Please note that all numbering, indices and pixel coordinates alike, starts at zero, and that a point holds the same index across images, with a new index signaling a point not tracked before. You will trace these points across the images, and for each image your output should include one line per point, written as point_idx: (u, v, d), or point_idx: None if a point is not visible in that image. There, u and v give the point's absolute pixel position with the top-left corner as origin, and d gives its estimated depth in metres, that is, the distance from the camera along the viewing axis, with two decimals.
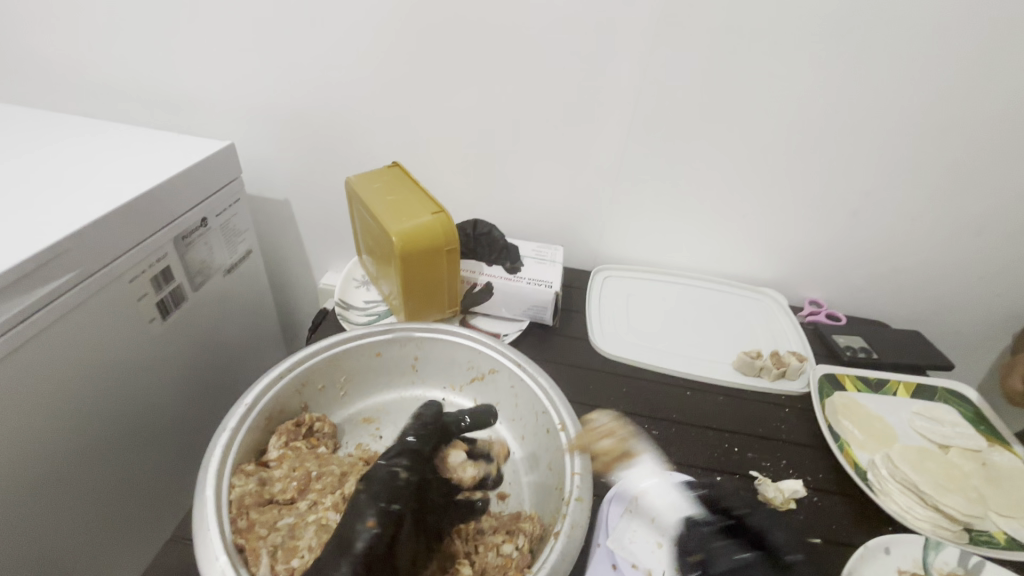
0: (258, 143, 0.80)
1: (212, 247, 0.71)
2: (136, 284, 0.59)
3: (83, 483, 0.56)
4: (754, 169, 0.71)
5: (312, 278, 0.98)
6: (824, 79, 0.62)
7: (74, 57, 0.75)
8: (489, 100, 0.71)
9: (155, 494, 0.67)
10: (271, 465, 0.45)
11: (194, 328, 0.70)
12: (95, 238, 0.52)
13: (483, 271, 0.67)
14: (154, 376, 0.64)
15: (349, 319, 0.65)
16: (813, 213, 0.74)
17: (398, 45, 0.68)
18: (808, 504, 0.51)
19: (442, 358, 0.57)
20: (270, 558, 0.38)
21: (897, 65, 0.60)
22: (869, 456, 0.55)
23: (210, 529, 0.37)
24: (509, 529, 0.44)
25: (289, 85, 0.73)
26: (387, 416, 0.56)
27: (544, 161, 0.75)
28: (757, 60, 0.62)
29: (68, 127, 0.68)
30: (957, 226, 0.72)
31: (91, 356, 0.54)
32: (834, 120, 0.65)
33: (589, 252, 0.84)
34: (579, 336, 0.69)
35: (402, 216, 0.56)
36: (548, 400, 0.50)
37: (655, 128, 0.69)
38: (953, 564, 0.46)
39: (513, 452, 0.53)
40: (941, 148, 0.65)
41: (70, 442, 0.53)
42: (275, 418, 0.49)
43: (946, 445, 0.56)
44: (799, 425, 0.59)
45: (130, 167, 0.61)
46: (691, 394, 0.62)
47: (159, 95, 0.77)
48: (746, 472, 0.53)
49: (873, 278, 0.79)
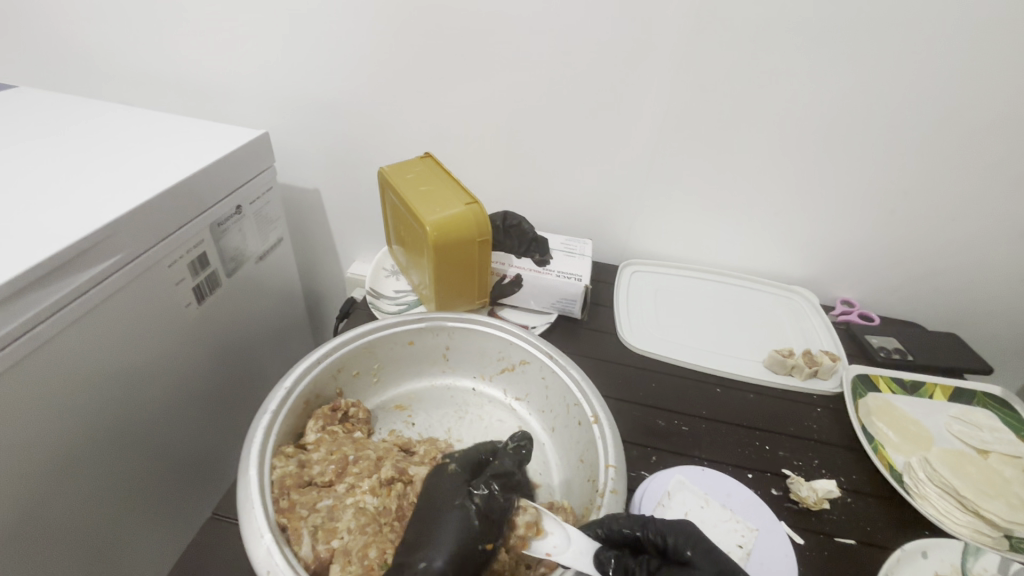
0: (290, 132, 0.81)
1: (245, 234, 0.73)
2: (174, 269, 0.60)
3: (125, 462, 0.58)
4: (788, 164, 0.69)
5: (338, 267, 0.99)
6: (865, 73, 0.60)
7: (114, 47, 0.77)
8: (521, 93, 0.71)
9: (193, 474, 0.70)
10: (309, 448, 0.46)
11: (226, 314, 0.71)
12: (134, 223, 0.53)
13: (511, 263, 0.67)
14: (190, 361, 0.65)
15: (379, 308, 0.66)
16: (848, 210, 0.72)
17: (431, 37, 0.68)
18: (841, 504, 0.50)
19: (473, 349, 0.57)
20: (311, 537, 0.38)
21: (942, 58, 0.58)
22: (904, 458, 0.55)
23: (254, 508, 0.37)
24: None
25: (322, 75, 0.74)
26: (419, 404, 0.56)
27: (573, 154, 0.75)
28: (795, 53, 0.61)
29: (108, 116, 0.69)
30: (1001, 227, 0.69)
31: (132, 339, 0.56)
32: (874, 116, 0.63)
33: (616, 246, 0.83)
34: (607, 330, 0.69)
35: (434, 206, 0.56)
36: (580, 393, 0.50)
37: (688, 122, 0.68)
38: (993, 571, 0.45)
39: (543, 444, 0.53)
40: (987, 146, 0.63)
41: (114, 422, 0.56)
42: (312, 402, 0.50)
43: (986, 450, 0.55)
44: (832, 424, 0.58)
45: (166, 155, 0.62)
46: (721, 391, 0.61)
47: (193, 84, 0.78)
48: (778, 470, 0.53)
49: (909, 278, 0.77)
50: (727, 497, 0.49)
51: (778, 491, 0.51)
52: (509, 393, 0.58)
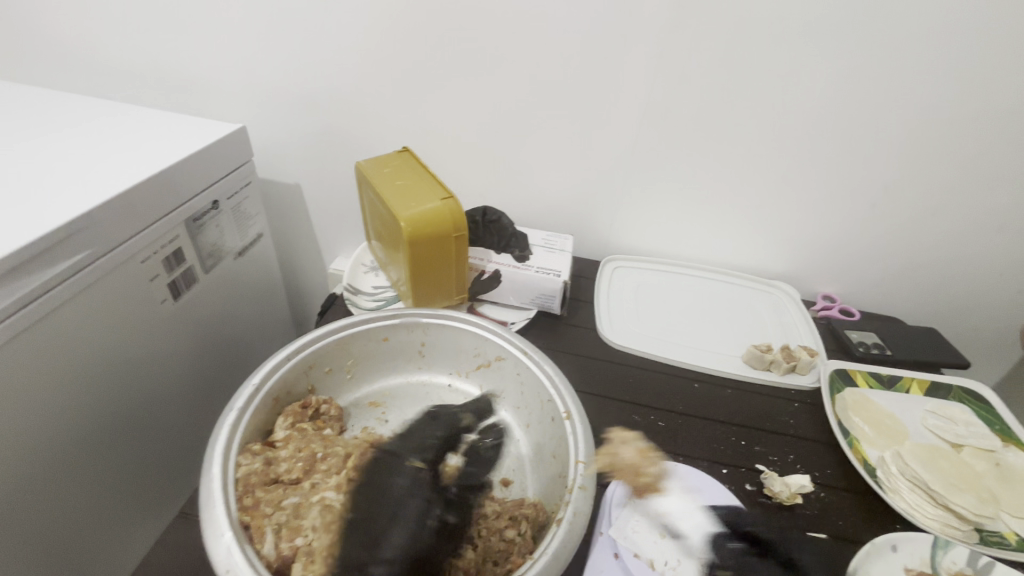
0: (269, 126, 0.80)
1: (222, 229, 0.72)
2: (148, 265, 0.59)
3: (98, 458, 0.57)
4: (769, 160, 0.69)
5: (321, 263, 0.99)
6: (845, 68, 0.60)
7: (91, 39, 0.75)
8: (501, 86, 0.70)
9: (168, 471, 0.69)
10: (278, 445, 0.46)
11: (204, 310, 0.71)
12: (105, 218, 0.52)
13: (491, 259, 0.66)
14: (166, 357, 0.65)
15: (357, 304, 0.65)
16: (830, 205, 0.72)
17: (410, 30, 0.67)
18: (813, 499, 0.50)
19: (449, 345, 0.57)
20: (274, 535, 0.38)
21: (921, 53, 0.58)
22: (878, 453, 0.55)
23: (216, 506, 0.37)
24: (511, 515, 0.43)
25: (302, 69, 0.73)
26: (393, 400, 0.56)
27: (555, 149, 0.74)
28: (776, 47, 0.60)
29: (79, 108, 0.68)
30: (979, 222, 0.70)
31: (105, 335, 0.55)
32: (854, 111, 0.63)
33: (599, 241, 0.83)
34: (587, 326, 0.69)
35: (410, 201, 0.56)
36: (554, 389, 0.50)
37: (669, 117, 0.68)
38: (961, 564, 0.45)
39: (517, 441, 0.53)
40: (965, 141, 0.63)
41: (87, 419, 0.55)
42: (282, 400, 0.50)
43: (959, 444, 0.56)
44: (808, 420, 0.58)
45: (141, 149, 0.62)
46: (699, 386, 0.62)
47: (171, 77, 0.77)
48: (752, 465, 0.53)
49: (889, 274, 0.77)
50: (700, 493, 0.49)
51: (751, 486, 0.51)
52: (485, 389, 0.57)
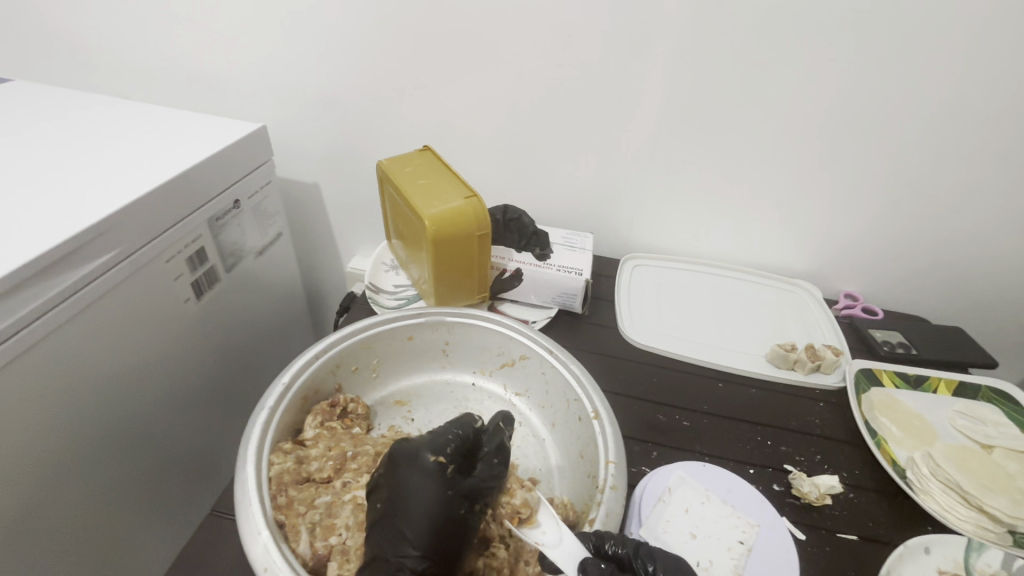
0: (288, 126, 0.80)
1: (243, 228, 0.72)
2: (172, 264, 0.60)
3: (125, 456, 0.58)
4: (792, 157, 0.69)
5: (339, 262, 0.99)
6: (872, 64, 0.59)
7: (113, 40, 0.76)
8: (521, 85, 0.70)
9: (193, 468, 0.70)
10: (308, 444, 0.46)
11: (226, 309, 0.71)
12: (130, 219, 0.53)
13: (512, 257, 0.66)
14: (190, 356, 0.65)
15: (378, 303, 0.65)
16: (854, 202, 0.71)
17: (430, 29, 0.67)
18: (843, 499, 0.50)
19: (473, 344, 0.57)
20: (309, 534, 0.38)
21: (950, 48, 0.57)
22: (907, 453, 0.54)
23: (252, 505, 0.37)
24: None
25: (321, 68, 0.73)
26: (418, 399, 0.56)
27: (574, 148, 0.74)
28: (800, 44, 0.59)
29: (103, 110, 0.69)
30: (1008, 219, 0.69)
31: (131, 334, 0.56)
32: (881, 109, 0.62)
33: (618, 240, 0.83)
34: (608, 324, 0.69)
35: (434, 200, 0.56)
36: (581, 388, 0.49)
37: (691, 115, 0.67)
38: (995, 567, 0.44)
39: (543, 439, 0.53)
40: (995, 137, 0.62)
41: (114, 417, 0.56)
42: (310, 398, 0.50)
43: (990, 445, 0.55)
44: (835, 420, 0.58)
45: (164, 149, 0.62)
46: (723, 385, 0.61)
47: (191, 78, 0.78)
48: (780, 466, 0.52)
49: (914, 271, 0.76)
50: (729, 494, 0.48)
51: (779, 487, 0.50)
52: (509, 388, 0.57)
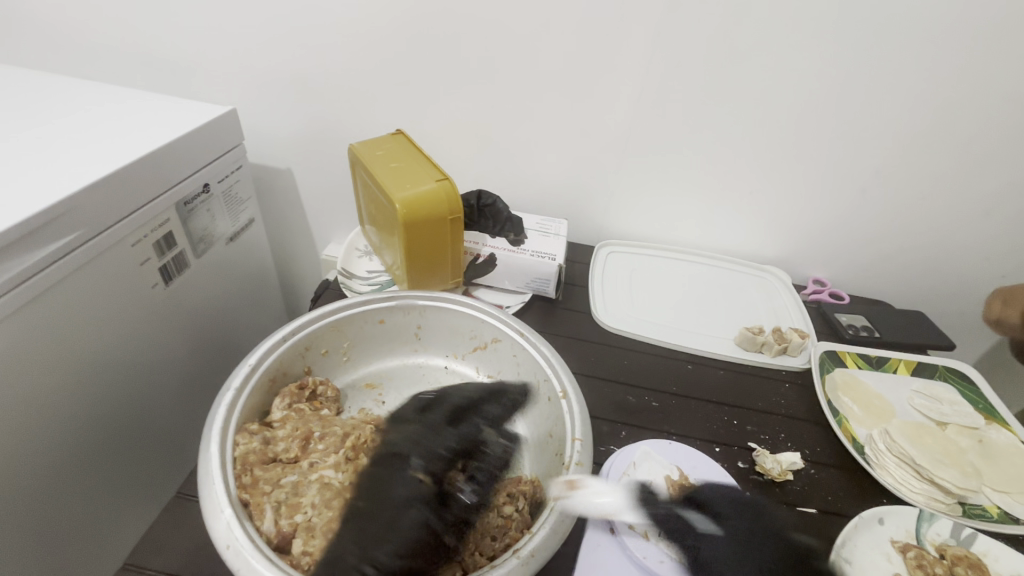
0: (260, 110, 0.79)
1: (213, 214, 0.71)
2: (138, 248, 0.59)
3: (89, 443, 0.57)
4: (762, 145, 0.70)
5: (313, 249, 0.98)
6: (841, 53, 0.60)
7: (75, 19, 0.74)
8: (496, 70, 0.69)
9: (160, 456, 0.69)
10: (275, 425, 0.45)
11: (195, 295, 0.70)
12: (93, 202, 0.51)
13: (486, 243, 0.66)
14: (156, 343, 0.64)
15: (351, 288, 0.65)
16: (822, 189, 0.73)
17: (403, 12, 0.66)
18: (804, 475, 0.51)
19: (445, 327, 0.57)
20: (273, 512, 0.38)
21: (912, 39, 0.58)
22: (866, 431, 0.56)
23: (215, 484, 0.37)
24: (510, 491, 0.43)
25: (292, 53, 0.72)
26: (390, 382, 0.56)
27: (549, 133, 0.74)
28: (770, 32, 0.60)
29: (64, 90, 0.67)
30: (965, 206, 0.71)
31: (94, 320, 0.55)
32: (847, 97, 0.64)
33: (593, 227, 0.83)
34: (581, 309, 0.69)
35: (405, 183, 0.55)
36: (550, 368, 0.50)
37: (665, 101, 0.68)
38: (945, 536, 0.46)
39: (514, 420, 0.53)
40: (954, 127, 0.64)
41: (76, 403, 0.55)
42: (278, 380, 0.49)
43: (944, 422, 0.57)
44: (800, 400, 0.60)
45: (128, 131, 0.60)
46: (691, 367, 0.62)
47: (158, 59, 0.76)
48: (744, 444, 0.54)
49: (878, 258, 0.79)
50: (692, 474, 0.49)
51: (743, 464, 0.52)
52: (482, 370, 0.58)
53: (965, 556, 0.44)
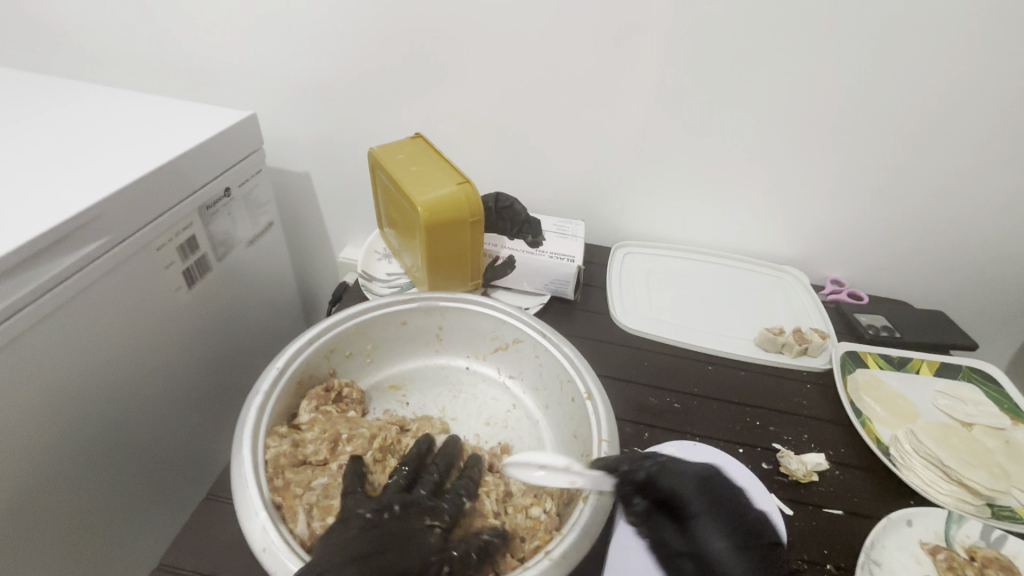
0: (278, 115, 0.80)
1: (234, 218, 0.72)
2: (163, 252, 0.60)
3: (116, 446, 0.58)
4: (779, 145, 0.70)
5: (330, 252, 0.99)
6: (859, 53, 0.60)
7: (96, 28, 0.75)
8: (512, 73, 0.70)
9: (184, 459, 0.70)
10: (303, 427, 0.46)
11: (217, 299, 0.71)
12: (119, 207, 0.52)
13: (505, 245, 0.66)
14: (180, 345, 0.65)
15: (372, 290, 0.65)
16: (840, 188, 0.72)
17: (419, 17, 0.67)
18: (829, 476, 0.51)
19: (466, 329, 0.57)
20: (307, 515, 0.38)
21: (930, 39, 0.58)
22: (891, 432, 0.56)
23: (248, 487, 0.37)
24: (537, 493, 0.43)
25: (310, 57, 0.73)
26: (413, 384, 0.56)
27: (565, 135, 0.74)
28: (787, 33, 0.60)
29: (88, 97, 0.68)
30: (988, 204, 0.70)
31: (121, 324, 0.56)
32: (866, 96, 0.63)
33: (609, 228, 0.83)
34: (599, 311, 0.70)
35: (426, 186, 0.56)
36: (573, 370, 0.50)
37: (681, 102, 0.68)
38: (975, 538, 0.46)
39: (536, 421, 0.54)
40: (975, 125, 0.64)
41: (104, 406, 0.55)
42: (305, 383, 0.50)
43: (970, 422, 0.56)
44: (822, 400, 0.59)
45: (152, 137, 0.61)
46: (712, 368, 0.62)
47: (178, 66, 0.77)
48: (768, 444, 0.54)
49: (898, 257, 0.78)
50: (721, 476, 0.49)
51: (768, 465, 0.51)
52: (503, 372, 0.58)
53: (996, 557, 0.44)
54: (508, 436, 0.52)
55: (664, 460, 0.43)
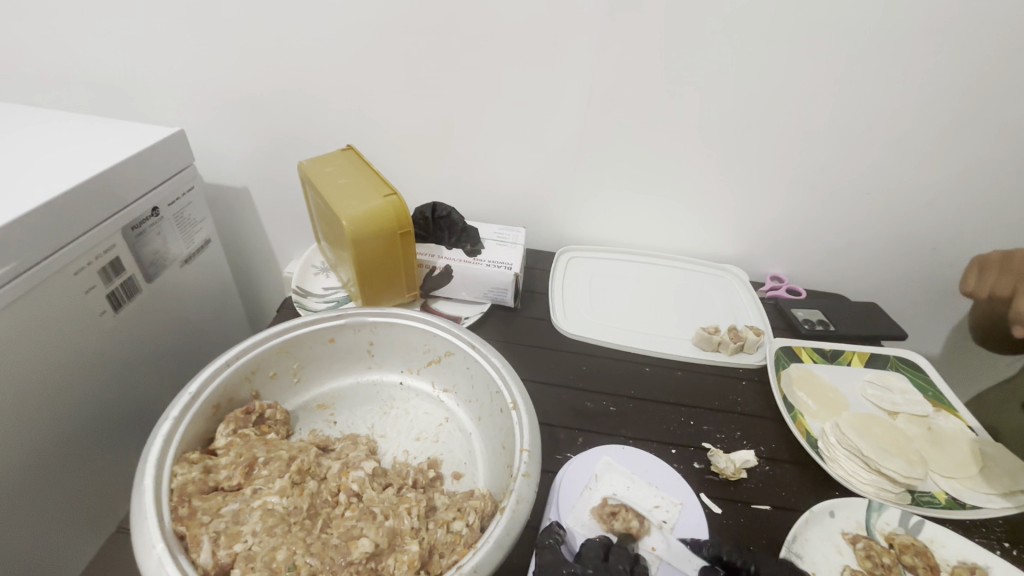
0: (212, 129, 0.78)
1: (165, 237, 0.70)
2: (82, 276, 0.57)
3: (36, 478, 0.55)
4: (711, 148, 0.71)
5: (275, 266, 0.97)
6: (778, 57, 0.62)
7: (14, 45, 0.72)
8: (446, 81, 0.70)
9: (113, 485, 0.67)
10: (218, 453, 0.45)
11: (148, 321, 0.68)
12: (31, 230, 0.50)
13: (442, 254, 0.66)
14: (112, 370, 0.63)
15: (306, 306, 0.64)
16: (772, 187, 0.74)
17: (349, 30, 0.66)
18: (759, 472, 0.52)
19: (398, 343, 0.57)
20: (211, 543, 0.37)
21: (843, 42, 0.60)
22: (820, 424, 0.57)
23: (147, 517, 0.36)
24: (460, 507, 0.43)
25: (241, 72, 0.72)
26: (343, 402, 0.56)
27: (504, 143, 0.74)
28: (710, 39, 0.62)
29: (2, 117, 0.65)
30: (911, 200, 0.73)
31: (37, 351, 0.53)
32: (790, 96, 0.65)
33: (552, 233, 0.84)
34: (541, 317, 0.70)
35: (352, 200, 0.55)
36: (501, 380, 0.50)
37: (615, 107, 0.69)
38: (894, 525, 0.47)
39: (468, 434, 0.53)
40: (891, 123, 0.66)
41: (27, 434, 0.53)
42: (224, 407, 0.49)
43: (895, 411, 0.58)
44: (755, 396, 0.60)
45: (71, 156, 0.59)
46: (650, 370, 0.63)
47: (104, 82, 0.74)
48: (700, 444, 0.54)
49: (831, 252, 0.80)
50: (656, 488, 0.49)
51: (699, 464, 0.52)
52: (437, 385, 0.57)
53: (912, 544, 0.46)
54: (438, 450, 0.52)
55: (759, 481, 0.51)
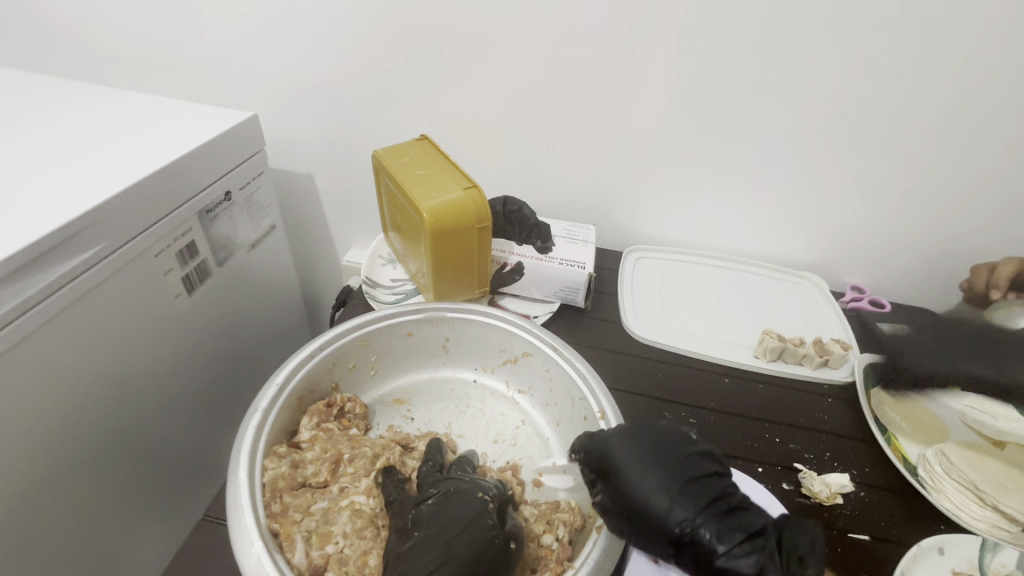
0: (280, 115, 0.78)
1: (235, 221, 0.70)
2: (161, 259, 0.58)
3: (117, 459, 0.56)
4: (798, 149, 0.67)
5: (334, 253, 0.97)
6: (883, 53, 0.57)
7: (95, 27, 0.73)
8: (520, 72, 0.67)
9: (187, 467, 0.68)
10: (303, 446, 0.45)
11: (218, 304, 0.69)
12: (113, 213, 0.50)
13: (512, 251, 0.65)
14: (187, 353, 0.64)
15: (376, 298, 0.63)
16: (862, 193, 0.69)
17: (423, 17, 0.65)
18: (854, 497, 0.49)
19: (474, 341, 0.55)
20: (304, 543, 0.38)
21: (959, 37, 0.55)
22: (918, 450, 0.53)
23: (245, 514, 0.36)
24: (549, 519, 0.43)
25: (311, 58, 0.71)
26: (418, 397, 0.55)
27: (576, 137, 0.72)
28: (808, 32, 0.58)
29: (85, 99, 0.66)
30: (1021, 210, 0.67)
31: (118, 331, 0.53)
32: (893, 94, 0.60)
33: (619, 232, 0.81)
34: (611, 318, 0.67)
35: (431, 191, 0.54)
36: (586, 387, 0.47)
37: (697, 103, 0.65)
38: (1011, 567, 0.44)
39: (546, 438, 0.52)
40: (1009, 126, 0.60)
41: (115, 415, 0.55)
42: (306, 397, 0.48)
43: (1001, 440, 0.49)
44: (845, 415, 0.57)
45: (150, 139, 0.59)
46: (729, 380, 0.60)
47: (179, 66, 0.75)
48: (789, 464, 0.51)
49: (922, 264, 0.75)
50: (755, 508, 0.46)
51: (789, 485, 0.50)
52: (511, 385, 0.56)
53: None
54: (516, 454, 0.51)
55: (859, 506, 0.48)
